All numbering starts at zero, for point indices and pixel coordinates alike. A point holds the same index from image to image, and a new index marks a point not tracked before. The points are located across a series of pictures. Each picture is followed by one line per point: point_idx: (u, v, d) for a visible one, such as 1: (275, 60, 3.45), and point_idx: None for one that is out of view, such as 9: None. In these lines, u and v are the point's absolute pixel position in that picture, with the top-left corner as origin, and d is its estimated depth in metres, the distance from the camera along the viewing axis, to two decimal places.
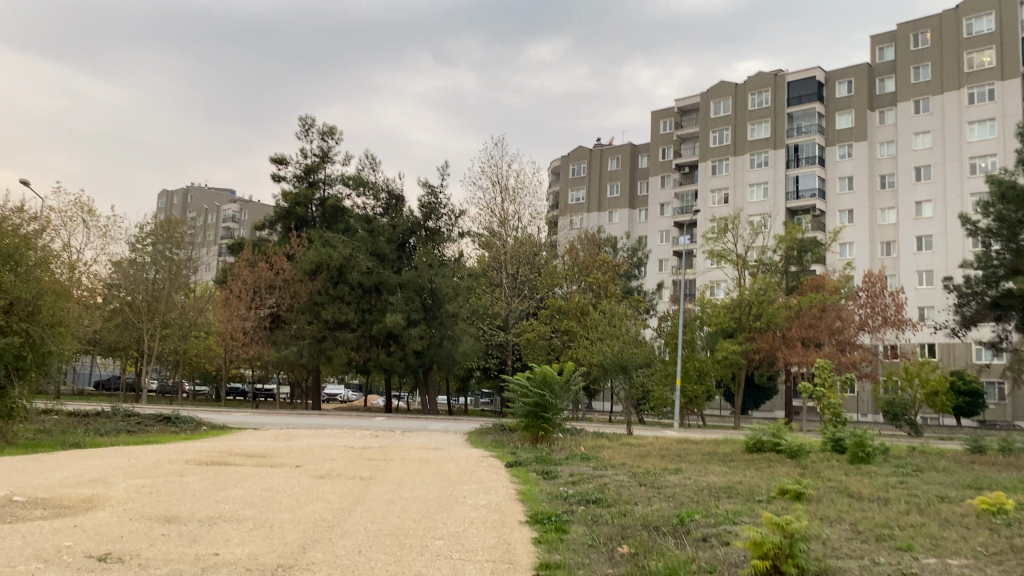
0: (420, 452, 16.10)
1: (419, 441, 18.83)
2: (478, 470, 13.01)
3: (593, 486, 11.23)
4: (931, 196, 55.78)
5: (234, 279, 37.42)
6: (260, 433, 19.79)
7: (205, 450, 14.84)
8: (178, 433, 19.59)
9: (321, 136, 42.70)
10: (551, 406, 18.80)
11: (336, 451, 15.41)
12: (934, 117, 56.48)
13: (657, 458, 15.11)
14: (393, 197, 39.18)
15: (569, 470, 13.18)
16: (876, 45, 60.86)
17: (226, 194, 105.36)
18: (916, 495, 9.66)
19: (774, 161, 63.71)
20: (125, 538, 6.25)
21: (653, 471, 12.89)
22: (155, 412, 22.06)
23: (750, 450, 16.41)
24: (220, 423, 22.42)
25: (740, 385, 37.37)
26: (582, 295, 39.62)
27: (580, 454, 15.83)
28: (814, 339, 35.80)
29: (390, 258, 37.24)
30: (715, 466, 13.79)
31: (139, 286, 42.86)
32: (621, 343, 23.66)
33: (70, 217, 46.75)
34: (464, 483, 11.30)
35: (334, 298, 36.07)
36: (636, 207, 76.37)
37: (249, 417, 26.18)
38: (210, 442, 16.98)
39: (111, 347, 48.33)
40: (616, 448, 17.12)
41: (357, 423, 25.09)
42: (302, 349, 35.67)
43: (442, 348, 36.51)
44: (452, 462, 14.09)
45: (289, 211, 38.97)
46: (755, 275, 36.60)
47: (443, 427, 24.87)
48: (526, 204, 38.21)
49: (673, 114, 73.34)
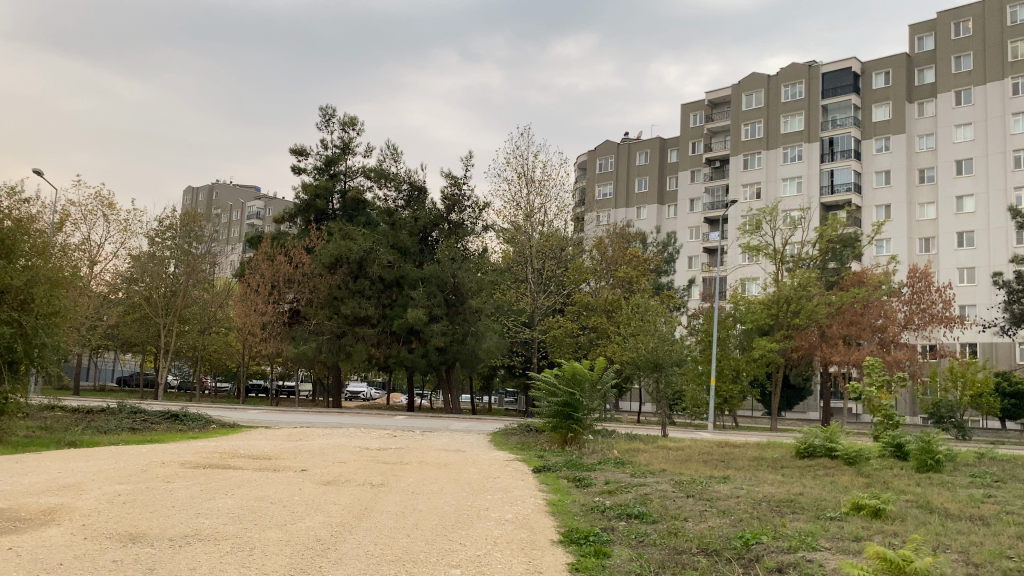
0: (440, 454, 14.85)
1: (440, 442, 17.59)
2: (502, 477, 11.71)
3: (633, 497, 9.91)
4: (973, 191, 53.70)
5: (252, 272, 36.52)
6: (272, 431, 18.66)
7: (208, 450, 13.72)
8: (185, 431, 18.55)
9: (342, 127, 41.67)
10: (580, 405, 17.51)
11: (349, 453, 14.19)
12: (976, 108, 54.37)
13: (699, 463, 13.75)
14: (415, 188, 38.06)
15: (604, 476, 11.88)
16: (914, 35, 58.82)
17: (251, 190, 105.10)
18: (1017, 514, 8.21)
19: (808, 154, 61.79)
20: (65, 566, 5.04)
21: (699, 479, 11.54)
22: (164, 408, 21.00)
23: (799, 456, 14.99)
24: (232, 420, 21.37)
25: (777, 385, 35.81)
26: (612, 291, 38.42)
27: (615, 459, 14.54)
28: (855, 337, 34.12)
29: (412, 252, 36.14)
30: (766, 474, 12.38)
31: (158, 281, 42.20)
32: (656, 340, 22.25)
33: (91, 211, 46.34)
34: (487, 491, 10.01)
35: (354, 293, 34.79)
36: (665, 202, 74.76)
37: (264, 414, 25.10)
38: (217, 441, 15.86)
39: (129, 343, 47.72)
40: (653, 452, 15.78)
41: (376, 422, 23.89)
42: (321, 345, 34.46)
43: (465, 345, 35.18)
44: (474, 467, 12.83)
45: (309, 204, 38.04)
46: (792, 270, 35.02)
47: (467, 426, 23.64)
48: (553, 197, 36.87)
49: (703, 107, 71.62)
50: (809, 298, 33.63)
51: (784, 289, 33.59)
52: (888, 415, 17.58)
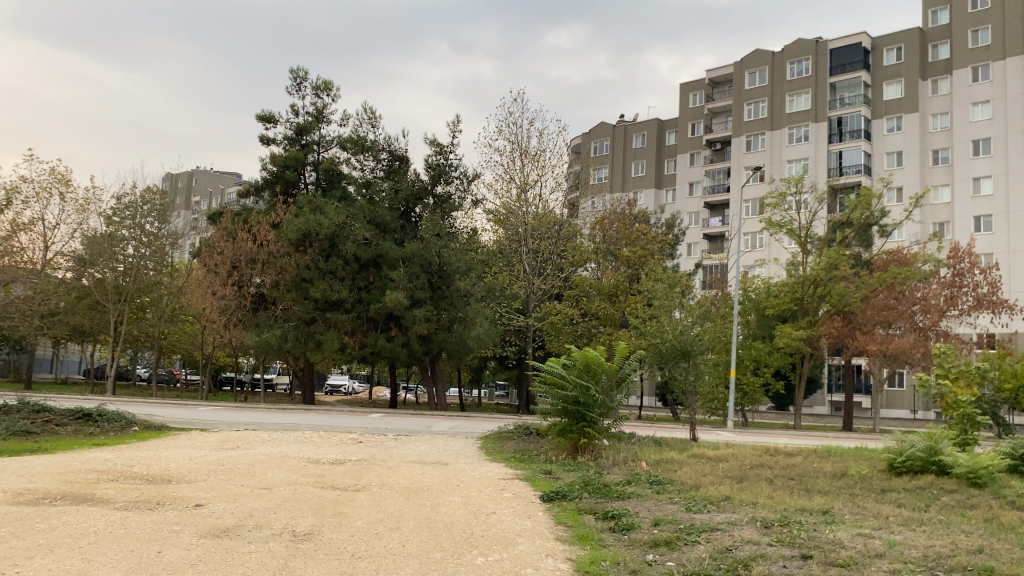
0: (412, 472, 11.03)
1: (415, 451, 13.81)
2: (499, 513, 7.94)
3: (712, 557, 6.19)
4: (992, 172, 50.05)
5: (209, 250, 32.27)
6: (206, 437, 14.74)
7: (86, 469, 9.80)
8: (93, 437, 14.67)
9: (315, 92, 37.63)
10: (595, 403, 13.71)
11: (284, 473, 10.28)
12: (995, 83, 50.71)
13: (766, 487, 9.92)
14: (395, 158, 33.92)
15: (649, 513, 8.05)
16: (928, 8, 55.11)
17: (233, 177, 101.23)
18: None
19: (815, 134, 58.13)
20: None
21: (796, 518, 7.70)
22: (75, 407, 16.98)
23: (891, 471, 11.20)
24: (162, 421, 17.41)
25: (801, 379, 32.30)
26: (616, 274, 34.51)
27: (648, 477, 10.79)
28: (889, 322, 30.31)
29: (392, 228, 32.23)
30: (878, 505, 8.63)
31: (114, 264, 37.88)
32: (687, 321, 18.27)
33: (46, 190, 41.95)
34: (476, 551, 6.21)
35: (326, 274, 31.02)
36: (663, 186, 70.95)
37: (204, 412, 20.93)
38: (117, 453, 11.90)
39: (83, 331, 43.42)
40: (694, 466, 11.99)
41: (344, 423, 19.98)
42: (287, 333, 30.65)
43: (451, 333, 31.35)
44: (457, 494, 9.08)
45: (277, 176, 33.93)
46: (818, 249, 31.36)
47: (452, 428, 19.77)
48: (550, 168, 32.96)
49: (703, 86, 67.72)
50: (837, 281, 30.51)
51: (809, 272, 30.23)
52: (968, 416, 13.51)
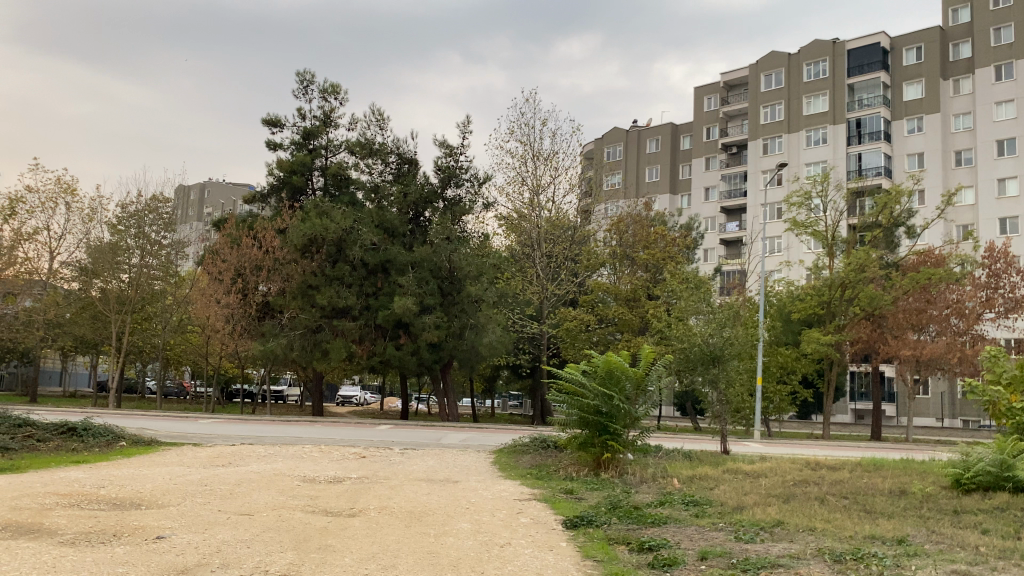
0: (414, 493, 9.79)
1: (420, 468, 12.57)
2: (515, 545, 6.73)
3: None
4: (1017, 172, 48.50)
5: (213, 257, 31.23)
6: (196, 452, 13.56)
7: (46, 491, 8.65)
8: (73, 454, 13.49)
9: (322, 95, 36.63)
10: (620, 413, 12.49)
11: (272, 494, 9.10)
12: (1020, 82, 49.22)
13: (820, 509, 8.65)
14: (404, 160, 32.72)
15: (693, 544, 6.81)
16: (948, 6, 53.68)
17: (245, 188, 100.51)
18: None
19: (833, 137, 56.66)
20: None
21: (870, 550, 6.46)
22: (60, 420, 15.83)
23: (955, 486, 9.95)
24: (152, 436, 16.24)
25: (829, 387, 30.85)
26: (635, 278, 33.28)
27: (682, 498, 9.54)
28: (922, 326, 28.82)
29: (400, 232, 31.14)
30: (959, 533, 7.33)
31: (116, 274, 36.75)
32: (713, 324, 16.95)
33: (51, 199, 41.08)
34: None
35: (332, 280, 29.96)
36: (678, 191, 69.60)
37: (198, 426, 19.72)
38: (92, 471, 10.75)
39: (88, 343, 42.43)
40: (732, 483, 10.72)
41: (347, 436, 18.71)
42: (293, 341, 29.59)
43: (463, 340, 30.23)
44: (466, 520, 7.87)
45: (283, 181, 32.91)
46: (846, 251, 30.02)
47: (464, 441, 18.49)
48: (563, 169, 31.77)
49: (718, 89, 66.34)
50: (866, 283, 29.08)
51: (836, 273, 28.86)
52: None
